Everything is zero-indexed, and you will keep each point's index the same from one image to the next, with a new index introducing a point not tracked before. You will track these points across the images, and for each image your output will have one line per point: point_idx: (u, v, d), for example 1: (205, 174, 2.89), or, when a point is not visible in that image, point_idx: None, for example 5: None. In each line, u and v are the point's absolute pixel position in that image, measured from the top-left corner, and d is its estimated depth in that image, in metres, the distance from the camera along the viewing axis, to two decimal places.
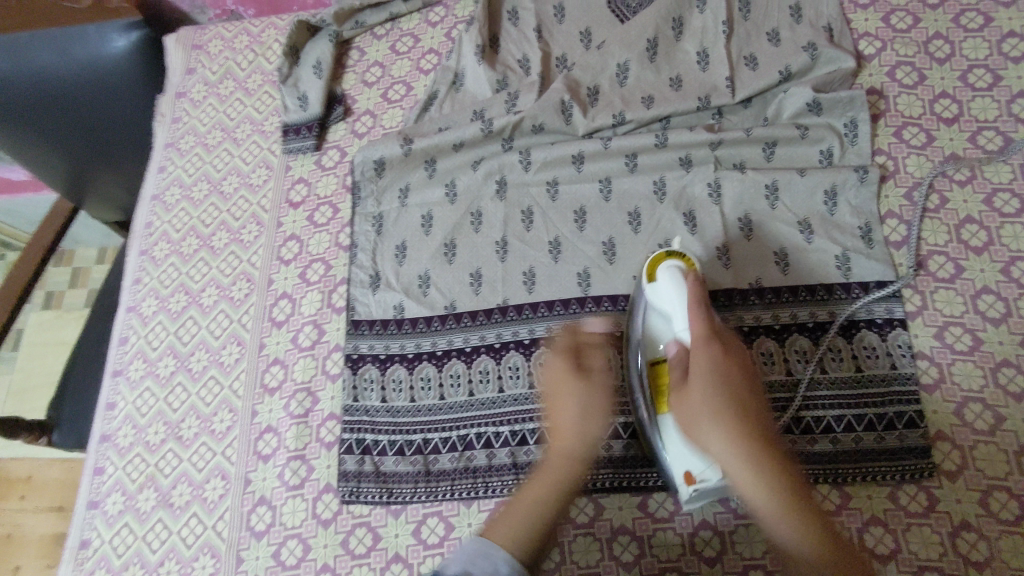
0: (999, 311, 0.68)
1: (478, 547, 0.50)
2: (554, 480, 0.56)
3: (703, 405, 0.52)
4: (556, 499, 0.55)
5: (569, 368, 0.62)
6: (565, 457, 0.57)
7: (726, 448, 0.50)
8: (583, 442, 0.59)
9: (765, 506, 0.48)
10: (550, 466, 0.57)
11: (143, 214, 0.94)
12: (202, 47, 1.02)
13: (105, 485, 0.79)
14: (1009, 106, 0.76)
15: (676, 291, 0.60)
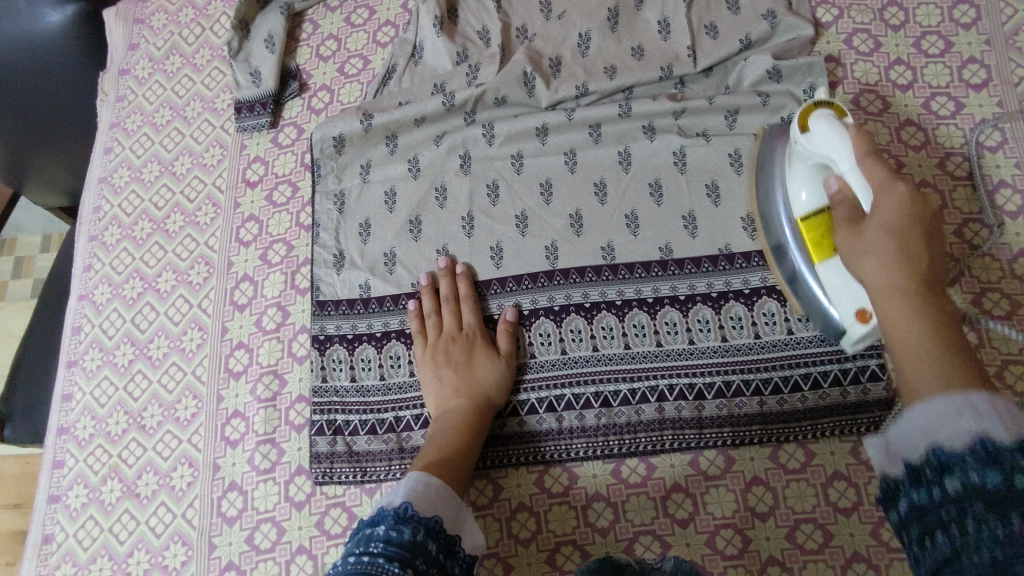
0: (952, 271, 0.70)
1: (409, 482, 0.58)
2: (458, 411, 0.68)
3: (886, 240, 0.50)
4: (463, 431, 0.66)
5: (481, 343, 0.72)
6: (463, 396, 0.69)
7: (891, 248, 0.50)
8: (476, 380, 0.70)
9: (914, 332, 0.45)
10: (455, 402, 0.69)
11: (90, 198, 0.90)
12: (145, 21, 0.98)
13: (65, 479, 0.76)
14: (961, 72, 0.78)
15: (840, 136, 0.57)
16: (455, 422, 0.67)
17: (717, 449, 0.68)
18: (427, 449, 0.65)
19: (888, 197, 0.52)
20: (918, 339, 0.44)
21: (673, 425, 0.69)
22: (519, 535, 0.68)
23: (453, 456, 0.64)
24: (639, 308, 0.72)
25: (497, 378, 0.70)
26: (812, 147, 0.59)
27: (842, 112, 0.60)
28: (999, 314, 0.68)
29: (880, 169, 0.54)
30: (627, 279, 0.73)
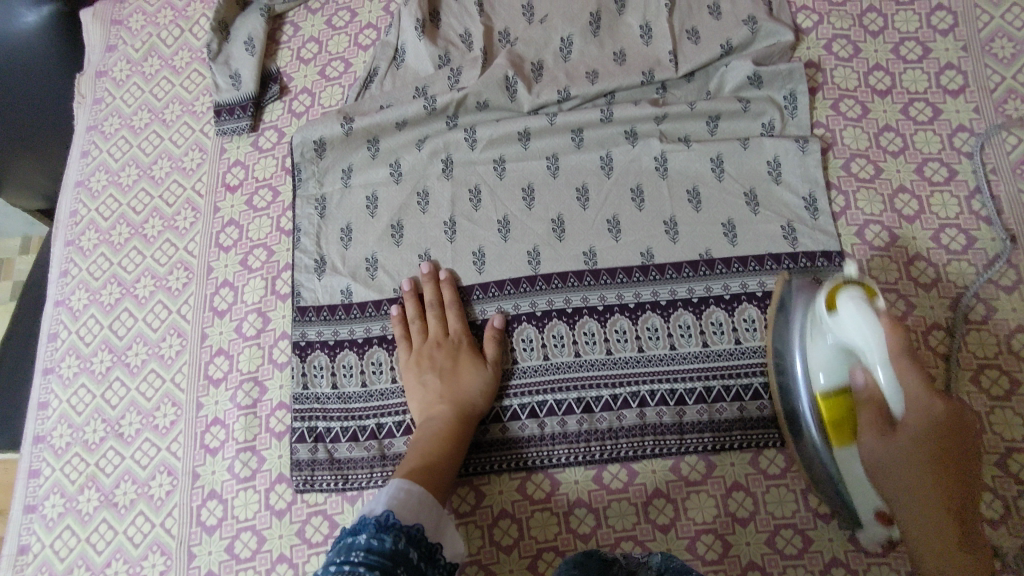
0: (930, 277, 0.71)
1: (391, 490, 0.57)
2: (442, 417, 0.68)
3: (909, 451, 0.53)
4: (449, 438, 0.66)
5: (466, 350, 0.72)
6: (446, 402, 0.68)
7: (915, 466, 0.53)
8: (461, 387, 0.69)
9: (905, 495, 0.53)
10: (439, 407, 0.68)
11: (66, 202, 0.89)
12: (123, 22, 0.96)
13: (41, 488, 0.75)
14: (938, 78, 0.79)
15: (870, 328, 0.53)
16: (439, 429, 0.67)
17: (698, 455, 0.68)
18: (411, 454, 0.64)
19: (915, 411, 0.52)
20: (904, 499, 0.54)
21: (654, 430, 0.69)
22: (501, 542, 0.68)
23: (439, 463, 0.63)
24: (620, 313, 0.72)
25: (481, 386, 0.70)
26: (839, 328, 0.56)
27: (873, 293, 0.56)
28: (976, 318, 0.69)
29: (917, 380, 0.52)
30: (609, 285, 0.73)
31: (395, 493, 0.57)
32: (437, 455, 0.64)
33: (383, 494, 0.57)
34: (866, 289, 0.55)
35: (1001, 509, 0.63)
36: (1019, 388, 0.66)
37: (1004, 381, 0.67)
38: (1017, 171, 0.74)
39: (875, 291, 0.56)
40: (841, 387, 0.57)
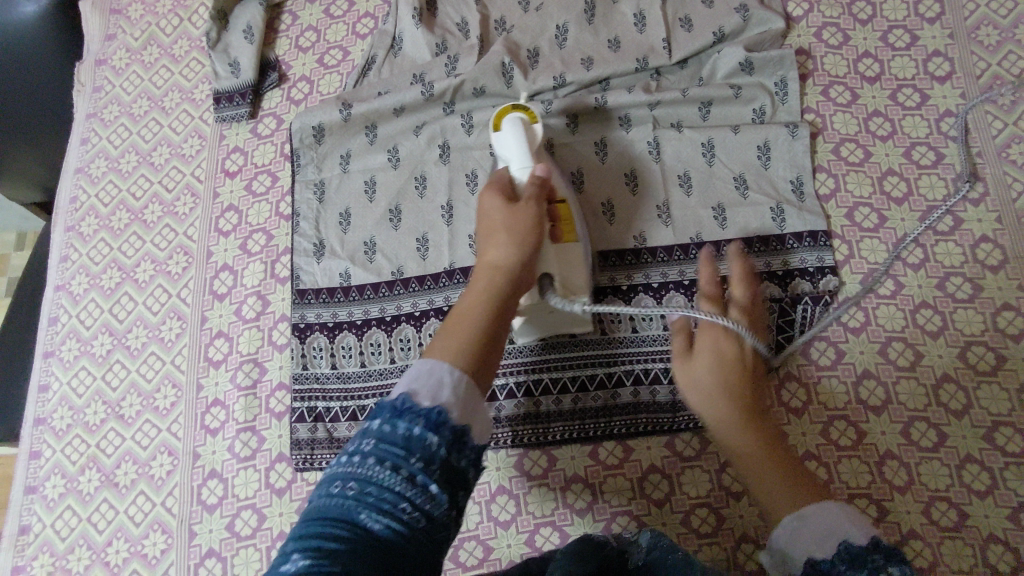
0: (918, 257, 0.73)
1: (425, 364, 0.45)
2: (481, 287, 0.53)
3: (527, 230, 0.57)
4: (500, 328, 0.51)
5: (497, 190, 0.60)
6: (491, 272, 0.54)
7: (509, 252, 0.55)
8: (497, 253, 0.55)
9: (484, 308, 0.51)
10: (476, 281, 0.54)
11: (66, 188, 0.89)
12: (122, 12, 0.98)
13: (42, 469, 0.76)
14: (925, 65, 0.80)
15: (521, 139, 0.65)
16: (484, 316, 0.51)
17: (691, 432, 0.69)
18: (442, 341, 0.48)
19: (500, 262, 0.55)
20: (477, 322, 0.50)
21: (647, 409, 0.70)
22: (499, 517, 0.69)
23: (500, 331, 0.51)
24: (613, 295, 0.74)
25: (513, 251, 0.55)
26: (501, 144, 0.66)
27: (534, 118, 0.68)
28: (963, 297, 0.71)
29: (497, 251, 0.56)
30: (608, 267, 0.75)
31: (436, 374, 0.45)
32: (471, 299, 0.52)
33: (439, 366, 0.45)
34: (527, 113, 0.67)
35: (988, 481, 0.64)
36: (1005, 363, 0.68)
37: (991, 357, 0.68)
38: (1001, 154, 0.75)
39: (535, 115, 0.68)
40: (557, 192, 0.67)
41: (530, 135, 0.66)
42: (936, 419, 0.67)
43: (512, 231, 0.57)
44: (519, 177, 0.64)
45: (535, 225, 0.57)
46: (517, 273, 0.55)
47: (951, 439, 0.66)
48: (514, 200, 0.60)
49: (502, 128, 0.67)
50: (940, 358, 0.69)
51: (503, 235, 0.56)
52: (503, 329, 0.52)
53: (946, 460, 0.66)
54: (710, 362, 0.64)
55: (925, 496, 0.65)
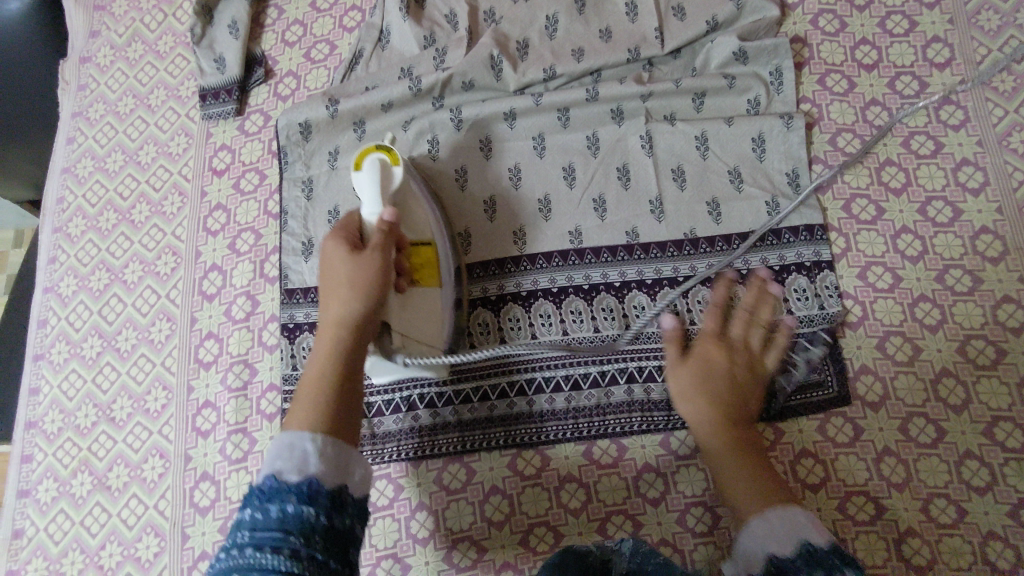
0: (917, 249, 0.71)
1: (284, 438, 0.47)
2: (333, 348, 0.54)
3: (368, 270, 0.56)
4: (352, 374, 0.53)
5: (342, 243, 0.59)
6: (336, 331, 0.54)
7: (352, 305, 0.55)
8: (343, 310, 0.55)
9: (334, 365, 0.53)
10: (322, 342, 0.54)
11: (54, 189, 0.88)
12: (106, 8, 0.96)
13: (34, 473, 0.75)
14: (924, 51, 0.78)
15: (376, 180, 0.64)
16: (332, 367, 0.53)
17: (686, 431, 0.68)
18: (307, 400, 0.51)
19: (342, 311, 0.55)
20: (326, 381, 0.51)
21: (641, 407, 0.69)
22: (492, 518, 0.68)
23: (352, 389, 0.53)
24: (606, 292, 0.73)
25: (360, 306, 0.55)
26: (360, 186, 0.64)
27: (396, 160, 0.66)
28: (962, 290, 0.69)
29: (339, 308, 0.55)
30: (481, 278, 0.75)
31: (298, 447, 0.47)
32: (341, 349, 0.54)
33: (303, 434, 0.47)
34: (388, 154, 0.66)
35: (987, 477, 0.64)
36: (1005, 357, 0.67)
37: (990, 351, 0.67)
38: (1002, 143, 0.74)
39: (398, 158, 0.66)
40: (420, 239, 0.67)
41: (386, 182, 0.64)
42: (935, 415, 0.66)
43: (351, 284, 0.56)
44: (369, 225, 0.63)
45: (381, 273, 0.57)
46: (360, 329, 0.55)
47: (949, 435, 0.65)
48: (360, 248, 0.59)
49: (363, 170, 0.64)
50: (938, 352, 0.68)
51: (344, 280, 0.56)
52: (355, 378, 0.54)
53: (945, 457, 0.65)
54: (695, 372, 0.63)
55: (924, 493, 0.64)
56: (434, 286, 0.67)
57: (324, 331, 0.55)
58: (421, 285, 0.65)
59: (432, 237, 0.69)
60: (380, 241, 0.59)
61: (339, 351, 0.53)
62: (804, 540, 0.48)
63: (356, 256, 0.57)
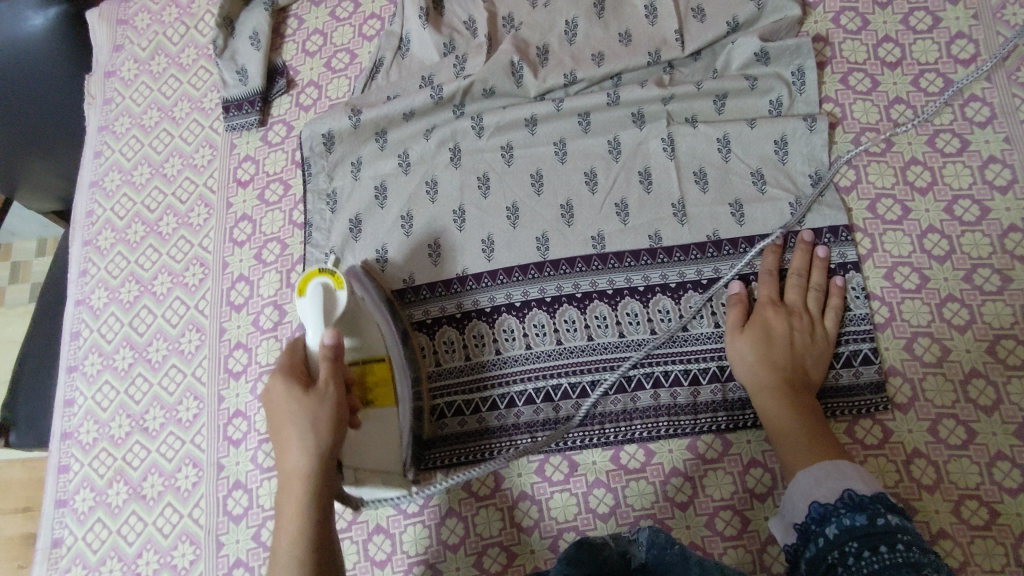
0: (943, 249, 0.71)
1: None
2: (296, 502, 0.53)
3: (324, 412, 0.55)
4: (321, 518, 0.53)
5: (287, 382, 0.56)
6: (299, 483, 0.53)
7: (307, 447, 0.54)
8: (300, 460, 0.53)
9: (300, 522, 0.52)
10: (286, 495, 0.53)
11: (82, 202, 0.90)
12: (129, 22, 0.97)
13: (71, 483, 0.77)
14: (949, 47, 0.78)
15: (320, 313, 0.61)
16: (304, 518, 0.52)
17: (713, 434, 0.69)
18: (286, 552, 0.52)
19: (297, 455, 0.53)
20: (297, 531, 0.52)
21: (668, 411, 0.69)
22: (521, 523, 0.69)
23: (326, 542, 0.53)
24: (630, 296, 0.73)
25: (312, 453, 0.54)
26: (303, 313, 0.62)
27: (341, 283, 0.63)
28: (991, 289, 0.69)
29: (296, 459, 0.53)
30: (414, 302, 0.76)
31: None
32: (305, 491, 0.53)
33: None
34: (333, 278, 0.62)
35: (1019, 478, 0.63)
36: None
37: (1021, 350, 0.67)
38: None
39: (343, 280, 0.63)
40: (369, 358, 0.66)
41: (330, 310, 0.62)
42: (965, 416, 0.66)
43: (311, 429, 0.54)
44: (313, 353, 0.60)
45: (335, 412, 0.56)
46: (320, 476, 0.54)
47: (980, 436, 0.65)
48: (310, 385, 0.57)
49: (306, 296, 0.62)
50: (967, 352, 0.67)
51: (302, 426, 0.54)
52: (326, 520, 0.54)
53: (976, 458, 0.64)
54: (754, 341, 0.67)
55: (954, 494, 0.64)
56: (390, 405, 0.67)
57: (282, 481, 0.54)
58: (376, 406, 0.66)
59: (384, 350, 0.68)
60: (332, 377, 0.57)
61: (305, 504, 0.53)
62: (847, 487, 0.55)
63: (301, 390, 0.56)
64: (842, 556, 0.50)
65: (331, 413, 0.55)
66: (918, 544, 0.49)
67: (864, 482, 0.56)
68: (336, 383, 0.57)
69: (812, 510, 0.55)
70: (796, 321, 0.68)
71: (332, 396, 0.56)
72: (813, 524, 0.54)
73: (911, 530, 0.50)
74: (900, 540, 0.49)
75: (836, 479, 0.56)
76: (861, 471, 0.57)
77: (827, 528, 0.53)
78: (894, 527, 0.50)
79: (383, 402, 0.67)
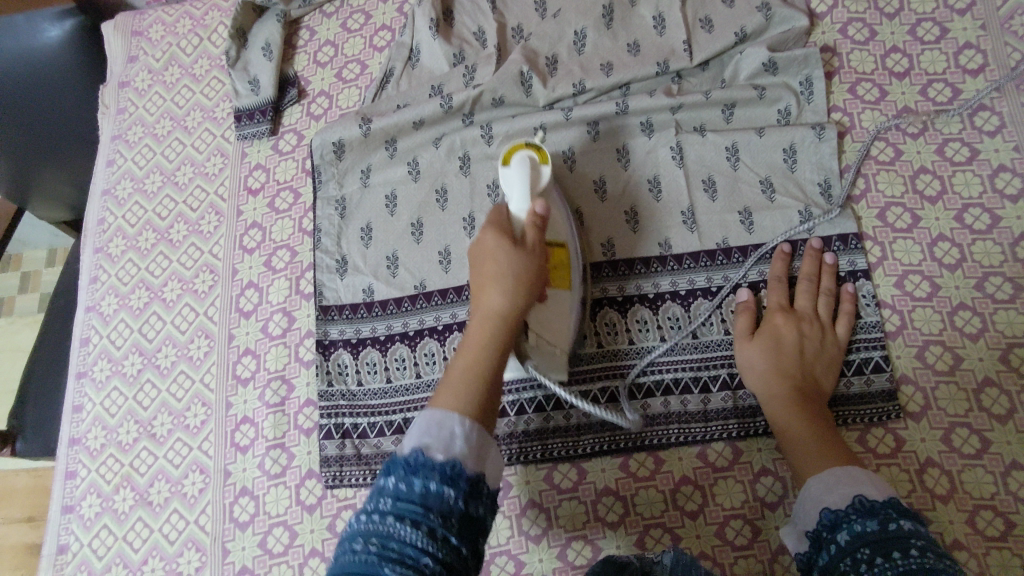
0: (954, 257, 0.71)
1: (432, 416, 0.47)
2: (479, 343, 0.53)
3: (519, 269, 0.56)
4: (500, 363, 0.52)
5: (500, 236, 0.58)
6: (489, 318, 0.54)
7: (508, 278, 0.56)
8: (497, 301, 0.55)
9: (484, 343, 0.53)
10: (476, 329, 0.54)
11: (94, 210, 0.91)
12: (143, 34, 0.98)
13: (78, 489, 0.77)
14: (957, 57, 0.78)
15: (522, 177, 0.64)
16: (490, 349, 0.52)
17: (723, 442, 0.68)
18: (459, 388, 0.49)
19: (497, 298, 0.55)
20: (481, 350, 0.52)
21: (679, 419, 0.69)
22: (530, 532, 0.68)
23: (506, 360, 0.53)
24: (640, 303, 0.73)
25: (513, 299, 0.55)
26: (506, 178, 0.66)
27: (545, 159, 0.67)
28: (1003, 297, 0.68)
29: (494, 297, 0.55)
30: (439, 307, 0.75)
31: (448, 426, 0.46)
32: (497, 358, 0.52)
33: (450, 416, 0.46)
34: (538, 152, 0.67)
35: None
36: None
37: None
38: None
39: (547, 156, 0.67)
40: (554, 240, 0.66)
41: (536, 179, 0.65)
42: (979, 425, 0.65)
43: (515, 277, 0.56)
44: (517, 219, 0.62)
45: (538, 266, 0.58)
46: (511, 320, 0.55)
47: (995, 445, 0.64)
48: (518, 240, 0.59)
49: (511, 164, 0.66)
50: (980, 361, 0.67)
51: (504, 271, 0.56)
52: (503, 361, 0.53)
53: (991, 468, 0.63)
54: (765, 347, 0.67)
55: (969, 504, 0.63)
56: (565, 288, 0.66)
57: (482, 316, 0.54)
58: (556, 286, 0.65)
59: (564, 239, 0.68)
60: (539, 240, 0.60)
61: (495, 340, 0.53)
62: (859, 493, 0.54)
63: (500, 230, 0.59)
64: (855, 562, 0.49)
65: (532, 267, 0.57)
66: (934, 549, 0.46)
67: (877, 489, 0.55)
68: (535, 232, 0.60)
69: (824, 518, 0.54)
70: (806, 327, 0.68)
71: (529, 289, 0.56)
72: (825, 532, 0.54)
73: (929, 536, 0.48)
74: (915, 544, 0.46)
75: (848, 486, 0.55)
76: (873, 477, 0.56)
77: (839, 536, 0.52)
78: (907, 531, 0.48)
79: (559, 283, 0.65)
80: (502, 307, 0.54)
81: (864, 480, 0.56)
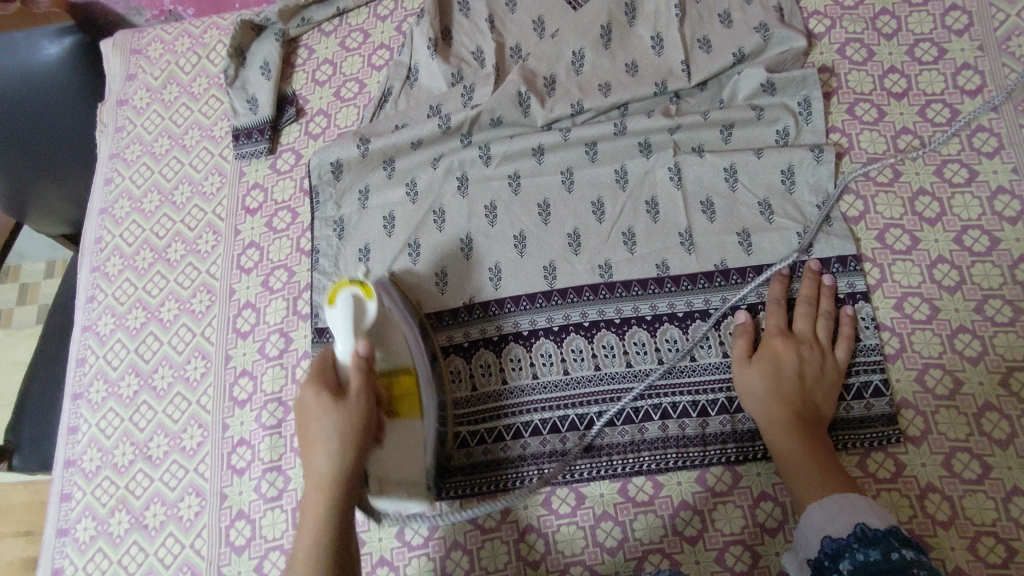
0: (954, 279, 0.70)
1: None
2: (318, 516, 0.54)
3: (341, 437, 0.55)
4: (341, 536, 0.54)
5: (319, 396, 0.56)
6: (320, 492, 0.54)
7: (333, 452, 0.55)
8: (325, 471, 0.55)
9: (318, 532, 0.53)
10: (311, 504, 0.54)
11: (92, 229, 0.90)
12: (141, 52, 0.98)
13: (73, 512, 0.76)
14: (955, 78, 0.78)
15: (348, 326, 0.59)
16: (324, 530, 0.53)
17: (722, 467, 0.68)
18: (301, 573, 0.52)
19: (321, 458, 0.55)
20: (316, 532, 0.53)
21: (678, 444, 0.68)
22: (528, 558, 0.68)
23: (344, 539, 0.54)
24: (637, 325, 0.72)
25: (336, 463, 0.55)
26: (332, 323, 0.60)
27: (370, 294, 0.61)
28: (1003, 320, 0.68)
29: (322, 466, 0.55)
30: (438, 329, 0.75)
31: None
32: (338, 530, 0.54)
33: None
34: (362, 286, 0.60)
35: None
36: None
37: None
38: None
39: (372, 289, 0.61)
40: (397, 368, 0.65)
41: (361, 319, 0.60)
42: (980, 450, 0.64)
43: (340, 438, 0.55)
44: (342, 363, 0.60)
45: (363, 426, 0.57)
46: (341, 486, 0.55)
47: (996, 471, 0.64)
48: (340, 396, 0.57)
49: (335, 307, 0.60)
50: (980, 385, 0.67)
51: (328, 434, 0.55)
52: (348, 523, 0.55)
53: (992, 494, 0.63)
54: (764, 372, 0.67)
55: (970, 531, 0.62)
56: (414, 418, 0.66)
57: (308, 488, 0.55)
58: (399, 419, 0.65)
59: (410, 361, 0.67)
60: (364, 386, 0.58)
61: (328, 522, 0.54)
62: (862, 521, 0.54)
63: (322, 386, 0.57)
64: None
65: (359, 431, 0.56)
66: None
67: (879, 518, 0.54)
68: (365, 379, 0.58)
69: (825, 546, 0.54)
70: (806, 351, 0.68)
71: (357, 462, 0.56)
72: (826, 560, 0.53)
73: (931, 565, 0.48)
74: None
75: (851, 514, 0.55)
76: (874, 505, 0.56)
77: (840, 564, 0.51)
78: (911, 561, 0.48)
79: (408, 414, 0.66)
80: (326, 479, 0.55)
81: (865, 508, 0.55)
